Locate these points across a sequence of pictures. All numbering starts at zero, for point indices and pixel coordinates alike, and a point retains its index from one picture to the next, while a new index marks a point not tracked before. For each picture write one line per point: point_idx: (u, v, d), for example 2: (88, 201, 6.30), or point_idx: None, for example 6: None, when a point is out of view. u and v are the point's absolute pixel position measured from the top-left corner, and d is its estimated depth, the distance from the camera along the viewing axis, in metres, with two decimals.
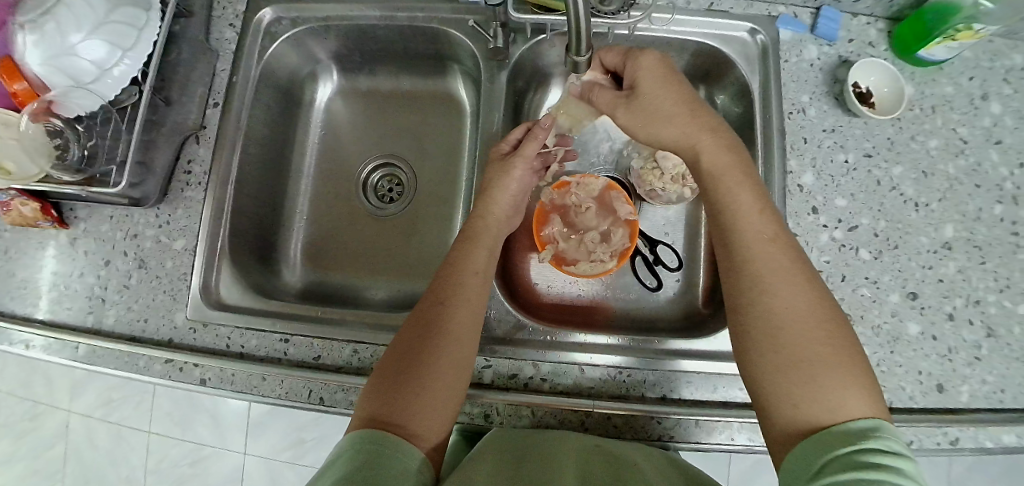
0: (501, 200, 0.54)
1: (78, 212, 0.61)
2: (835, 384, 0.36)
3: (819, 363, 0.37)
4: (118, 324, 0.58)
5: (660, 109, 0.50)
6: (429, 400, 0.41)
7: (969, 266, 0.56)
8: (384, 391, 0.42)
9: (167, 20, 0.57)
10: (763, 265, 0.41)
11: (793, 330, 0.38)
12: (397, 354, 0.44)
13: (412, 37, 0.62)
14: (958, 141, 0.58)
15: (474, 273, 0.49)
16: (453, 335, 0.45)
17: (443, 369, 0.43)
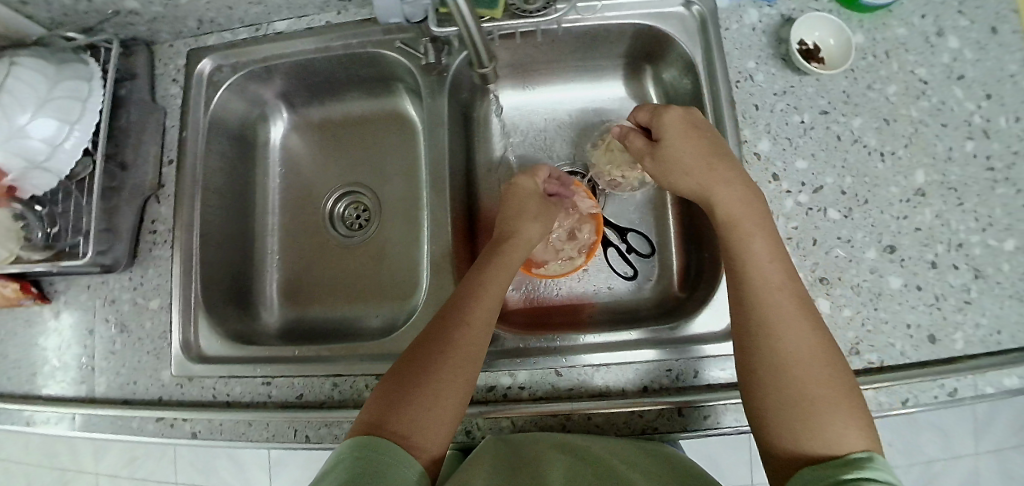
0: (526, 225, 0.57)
1: (58, 285, 0.62)
2: (836, 422, 0.38)
3: (822, 402, 0.39)
4: (110, 390, 0.60)
5: (682, 161, 0.52)
6: (436, 420, 0.42)
7: (946, 210, 0.54)
8: (390, 403, 0.42)
9: (109, 87, 0.58)
10: (773, 307, 0.43)
11: (799, 372, 0.40)
12: (405, 371, 0.45)
13: (350, 63, 0.62)
14: (918, 82, 0.56)
15: (489, 294, 0.49)
16: (465, 355, 0.45)
17: (451, 394, 0.43)
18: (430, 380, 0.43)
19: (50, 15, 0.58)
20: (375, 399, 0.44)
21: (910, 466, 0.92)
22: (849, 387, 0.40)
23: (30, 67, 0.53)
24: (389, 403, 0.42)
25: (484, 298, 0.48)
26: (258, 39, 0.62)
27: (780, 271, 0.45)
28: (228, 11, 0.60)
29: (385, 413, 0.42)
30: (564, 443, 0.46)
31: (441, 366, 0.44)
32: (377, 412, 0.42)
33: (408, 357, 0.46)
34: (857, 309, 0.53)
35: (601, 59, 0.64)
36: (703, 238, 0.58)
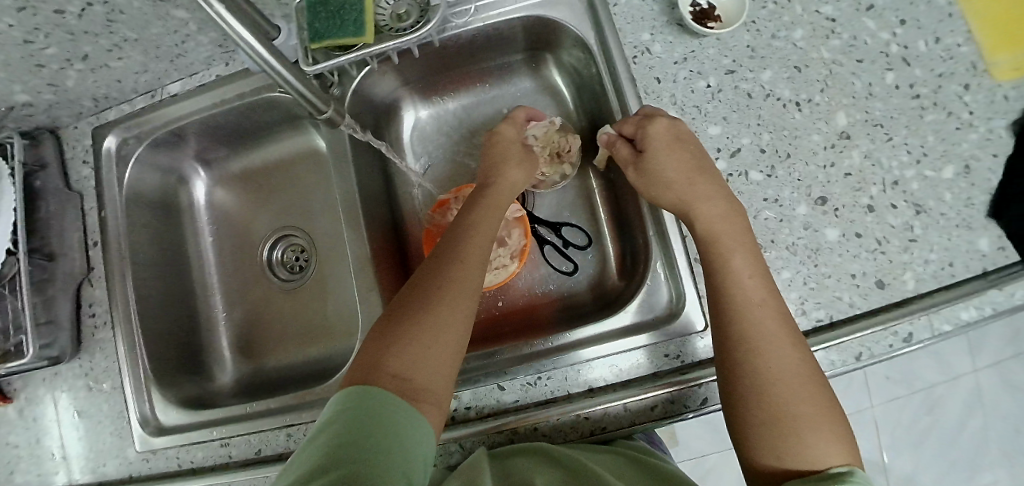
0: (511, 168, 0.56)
1: (15, 383, 0.63)
2: (818, 438, 0.37)
3: (805, 420, 0.38)
4: (82, 475, 0.60)
5: (665, 177, 0.49)
6: (436, 364, 0.41)
7: (875, 148, 0.52)
8: (388, 347, 0.41)
9: (19, 182, 0.58)
10: (758, 324, 0.41)
11: (786, 390, 0.39)
12: (398, 316, 0.43)
13: (251, 112, 0.61)
14: (825, 21, 0.54)
15: (480, 237, 0.49)
16: (461, 297, 0.44)
17: (448, 339, 0.42)
18: (428, 323, 0.42)
19: None
20: (369, 345, 0.42)
21: (912, 396, 0.90)
22: (830, 402, 0.39)
23: None
24: (387, 346, 0.41)
25: (475, 241, 0.48)
26: (156, 105, 0.62)
27: (763, 286, 0.43)
28: (118, 83, 0.59)
29: (383, 357, 0.40)
30: (519, 454, 0.45)
31: (437, 309, 0.43)
32: (374, 355, 0.41)
33: (400, 302, 0.44)
34: (797, 269, 0.50)
35: (502, 58, 0.62)
36: (633, 222, 0.57)
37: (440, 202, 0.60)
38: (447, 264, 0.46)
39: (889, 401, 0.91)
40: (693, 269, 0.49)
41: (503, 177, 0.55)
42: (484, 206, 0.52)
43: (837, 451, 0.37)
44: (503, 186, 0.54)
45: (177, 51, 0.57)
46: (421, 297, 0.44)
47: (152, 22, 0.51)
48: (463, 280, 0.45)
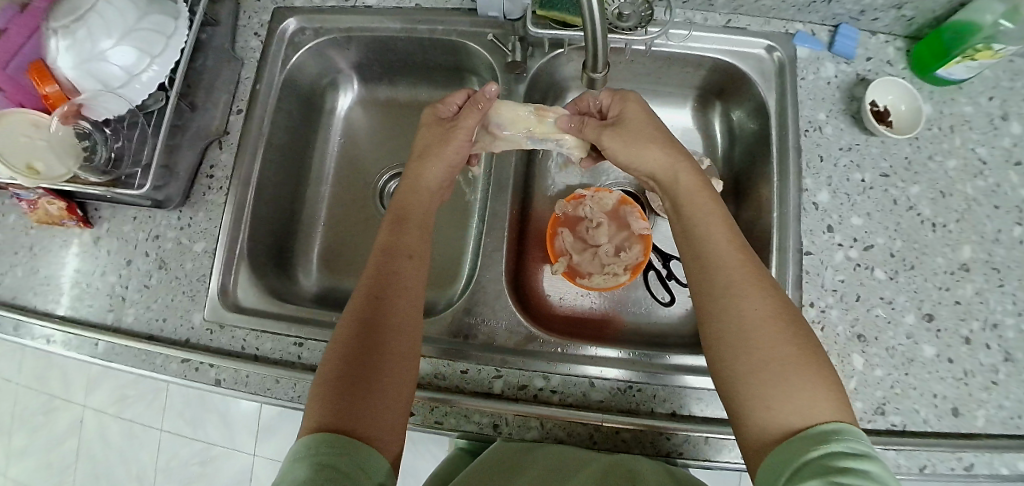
0: (433, 170, 0.56)
1: (102, 211, 0.62)
2: (800, 384, 0.35)
3: (782, 367, 0.36)
4: (138, 323, 0.59)
5: (644, 133, 0.50)
6: (387, 398, 0.41)
7: (986, 288, 0.56)
8: (333, 400, 0.39)
9: (194, 28, 0.59)
10: (721, 274, 0.41)
11: (757, 336, 0.37)
12: (337, 364, 0.42)
13: (431, 49, 0.64)
14: (977, 161, 0.58)
15: (411, 256, 0.50)
16: (397, 327, 0.45)
17: (393, 372, 0.43)
18: (373, 363, 0.42)
19: None
20: (314, 404, 0.40)
21: None
22: (806, 346, 0.37)
23: None
24: (330, 400, 0.39)
25: (402, 263, 0.49)
26: (345, 9, 0.63)
27: (726, 239, 0.43)
28: None
29: (330, 413, 0.38)
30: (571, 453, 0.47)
31: (368, 345, 0.43)
32: (321, 415, 0.38)
33: (337, 352, 0.43)
34: (888, 370, 0.53)
35: (672, 86, 0.66)
36: None
37: (575, 195, 0.64)
38: (375, 300, 0.46)
39: None
40: None
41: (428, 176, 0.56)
42: (413, 217, 0.53)
43: (827, 401, 0.35)
44: (427, 184, 0.56)
45: None
46: (352, 339, 0.43)
47: None
48: (397, 307, 0.46)
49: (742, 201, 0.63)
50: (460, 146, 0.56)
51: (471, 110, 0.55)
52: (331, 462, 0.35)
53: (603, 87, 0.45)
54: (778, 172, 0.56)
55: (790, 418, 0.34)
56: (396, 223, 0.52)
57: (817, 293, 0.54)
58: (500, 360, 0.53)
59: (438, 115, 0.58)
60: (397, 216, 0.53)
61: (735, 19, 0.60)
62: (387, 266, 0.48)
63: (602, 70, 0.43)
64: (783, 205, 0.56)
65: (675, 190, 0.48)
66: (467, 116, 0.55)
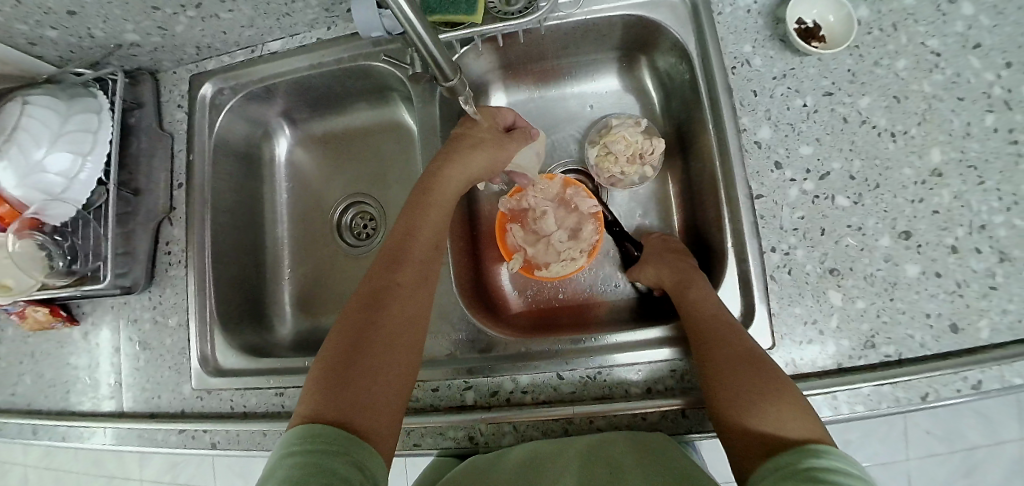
0: (453, 158, 0.54)
1: (84, 307, 0.66)
2: (777, 401, 0.39)
3: (761, 389, 0.40)
4: (137, 404, 0.63)
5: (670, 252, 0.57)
6: (384, 394, 0.40)
7: (966, 190, 0.51)
8: (329, 390, 0.38)
9: (116, 116, 0.61)
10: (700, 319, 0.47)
11: (728, 369, 0.42)
12: (338, 350, 0.41)
13: (346, 78, 0.64)
14: (930, 55, 0.53)
15: (427, 249, 0.49)
16: (403, 317, 0.44)
17: (395, 369, 0.42)
18: (376, 353, 0.41)
19: (57, 52, 0.60)
20: (308, 393, 0.39)
21: (951, 454, 0.92)
22: (779, 379, 0.41)
23: (42, 104, 0.55)
24: (326, 390, 0.38)
25: (416, 245, 0.49)
26: (255, 60, 0.64)
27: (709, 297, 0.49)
28: (223, 35, 0.61)
29: (325, 404, 0.37)
30: (543, 446, 0.47)
31: (375, 338, 0.42)
32: (313, 405, 0.38)
33: (335, 338, 0.43)
34: (871, 300, 0.50)
35: (594, 54, 0.64)
36: (708, 235, 0.58)
37: (517, 189, 0.63)
38: (387, 290, 0.45)
39: (927, 456, 0.92)
40: (767, 286, 0.51)
41: (455, 166, 0.53)
42: (439, 207, 0.52)
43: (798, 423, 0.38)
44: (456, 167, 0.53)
45: (285, 10, 0.58)
46: (355, 327, 0.43)
47: None
48: (404, 302, 0.45)
49: (691, 155, 0.60)
50: (505, 151, 0.57)
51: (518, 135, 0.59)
52: (327, 462, 0.33)
53: (463, 86, 0.50)
54: (711, 119, 0.54)
55: (760, 430, 0.38)
56: (417, 202, 0.52)
57: (777, 236, 0.51)
58: (466, 371, 0.53)
59: (493, 114, 0.59)
60: (416, 200, 0.52)
61: None
62: (397, 256, 0.48)
63: (454, 75, 0.48)
64: (724, 152, 0.53)
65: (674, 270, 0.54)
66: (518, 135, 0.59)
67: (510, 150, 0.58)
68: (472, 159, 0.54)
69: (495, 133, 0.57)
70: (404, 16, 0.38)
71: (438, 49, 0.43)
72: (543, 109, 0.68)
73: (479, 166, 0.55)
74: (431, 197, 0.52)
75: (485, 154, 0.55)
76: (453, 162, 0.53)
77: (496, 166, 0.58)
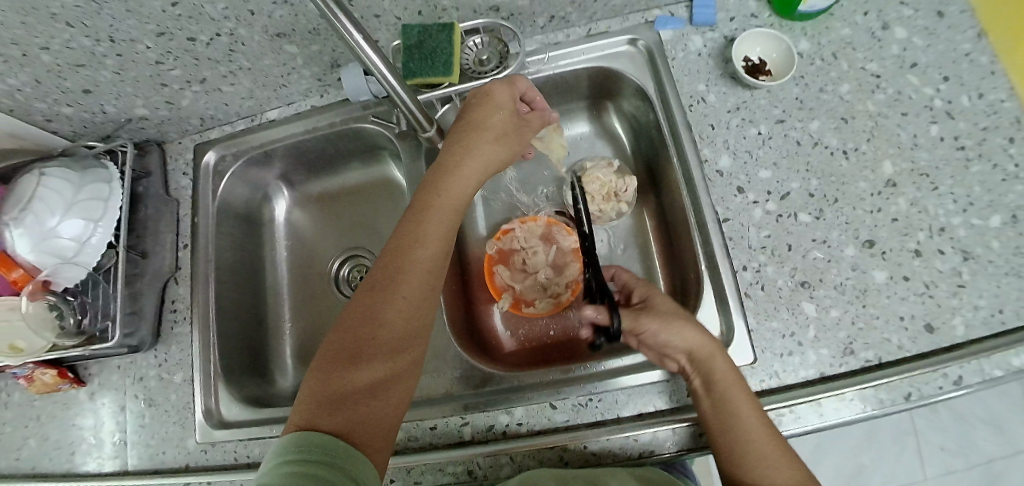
0: (460, 159, 0.52)
1: (91, 368, 0.67)
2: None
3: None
4: (142, 460, 0.63)
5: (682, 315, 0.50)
6: (380, 408, 0.42)
7: (922, 196, 0.54)
8: (324, 403, 0.40)
9: (126, 184, 0.65)
10: (728, 399, 0.45)
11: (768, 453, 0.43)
12: (336, 361, 0.43)
13: (338, 140, 0.69)
14: (870, 77, 0.58)
15: (432, 260, 0.48)
16: (399, 332, 0.44)
17: (393, 385, 0.43)
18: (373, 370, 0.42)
19: (71, 128, 0.65)
20: (304, 400, 0.41)
21: (968, 468, 0.90)
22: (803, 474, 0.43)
23: (57, 176, 0.59)
24: (321, 401, 0.40)
25: (420, 255, 0.47)
26: (254, 128, 0.70)
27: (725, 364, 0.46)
28: (225, 106, 0.67)
29: (321, 415, 0.39)
30: (537, 473, 0.46)
31: (374, 352, 0.43)
32: (308, 413, 0.40)
33: (334, 344, 0.44)
34: (844, 308, 0.52)
35: (566, 103, 0.70)
36: (682, 259, 0.61)
37: (505, 231, 0.66)
38: (387, 300, 0.45)
39: (943, 471, 0.90)
40: (743, 303, 0.53)
41: (460, 173, 0.51)
42: (445, 216, 0.50)
43: None
44: (461, 172, 0.51)
45: (282, 82, 0.64)
46: (354, 339, 0.43)
47: (267, 53, 0.58)
48: (404, 315, 0.45)
49: (662, 185, 0.64)
50: (509, 147, 0.55)
51: (535, 115, 0.58)
52: (322, 473, 0.35)
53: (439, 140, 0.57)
54: (676, 152, 0.59)
55: None
56: (420, 209, 0.50)
57: (747, 255, 0.54)
58: (463, 407, 0.55)
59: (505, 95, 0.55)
60: (421, 206, 0.50)
61: (595, 26, 0.63)
62: (399, 266, 0.46)
63: (433, 128, 0.55)
64: (690, 178, 0.58)
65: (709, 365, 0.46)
66: (535, 117, 0.58)
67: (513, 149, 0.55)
68: (476, 166, 0.52)
69: (502, 126, 0.54)
70: (382, 78, 0.43)
71: (417, 108, 0.50)
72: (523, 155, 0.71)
73: (481, 171, 0.53)
74: (435, 205, 0.49)
75: (490, 155, 0.53)
76: (458, 170, 0.51)
77: (502, 165, 0.55)
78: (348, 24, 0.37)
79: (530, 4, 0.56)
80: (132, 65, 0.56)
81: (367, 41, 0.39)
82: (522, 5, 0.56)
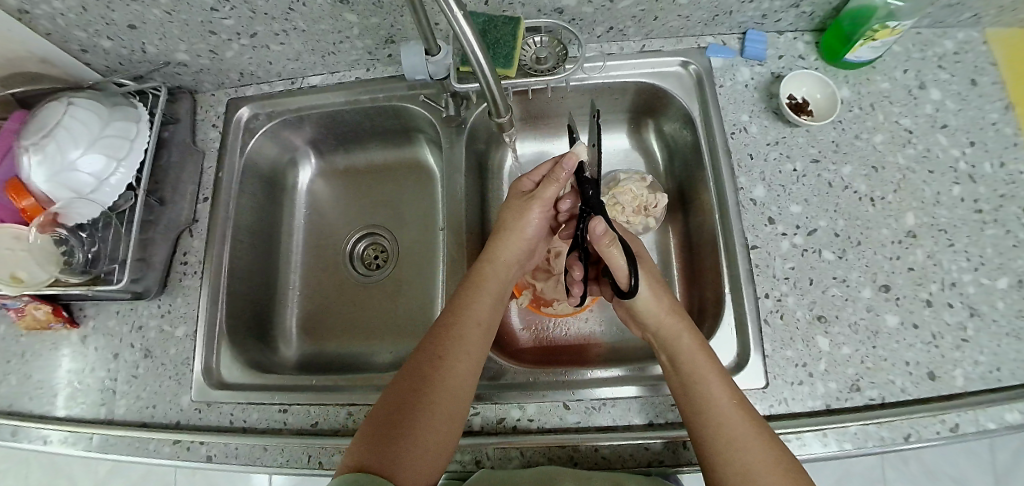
0: (506, 240, 0.57)
1: (87, 310, 0.65)
2: (764, 473, 0.41)
3: (755, 463, 0.42)
4: (130, 413, 0.61)
5: (659, 283, 0.53)
6: (423, 455, 0.44)
7: (938, 250, 0.57)
8: (374, 445, 0.43)
9: (154, 128, 0.64)
10: (686, 370, 0.47)
11: (728, 428, 0.43)
12: (386, 410, 0.46)
13: (377, 116, 0.69)
14: (903, 132, 0.61)
15: (474, 323, 0.52)
16: (448, 389, 0.47)
17: (437, 435, 0.45)
18: (418, 422, 0.45)
19: (106, 62, 0.63)
20: (355, 445, 0.44)
21: None
22: (787, 461, 0.42)
23: (85, 107, 0.57)
24: (371, 445, 0.43)
25: (467, 324, 0.51)
26: (293, 91, 0.69)
27: (692, 341, 0.49)
28: (268, 65, 0.66)
29: (369, 458, 0.42)
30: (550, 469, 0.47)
31: (422, 407, 0.46)
32: (359, 455, 0.43)
33: (386, 396, 0.47)
34: (856, 347, 0.54)
35: (607, 113, 0.71)
36: (703, 280, 0.63)
37: None
38: (433, 359, 0.49)
39: None
40: (762, 329, 0.55)
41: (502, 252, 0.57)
42: (486, 286, 0.55)
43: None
44: (504, 256, 0.57)
45: (332, 49, 0.63)
46: (403, 392, 0.47)
47: (325, 18, 0.57)
48: (450, 373, 0.48)
49: (691, 205, 0.66)
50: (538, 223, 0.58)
51: (552, 181, 0.56)
52: None
53: (512, 127, 0.54)
54: (713, 176, 0.60)
55: None
56: (467, 285, 0.55)
57: (771, 283, 0.56)
58: (475, 397, 0.55)
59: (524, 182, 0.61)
60: (470, 282, 0.55)
61: (650, 43, 0.65)
62: (445, 331, 0.51)
63: (508, 114, 0.51)
64: (722, 203, 0.59)
65: (675, 341, 0.49)
66: (549, 186, 0.56)
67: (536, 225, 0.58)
68: (506, 245, 0.57)
69: (523, 204, 0.58)
70: (471, 55, 0.40)
71: (498, 90, 0.46)
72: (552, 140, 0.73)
73: (517, 248, 0.58)
74: (482, 281, 0.55)
75: (522, 233, 0.58)
76: (500, 250, 0.57)
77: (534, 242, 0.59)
78: (458, 11, 0.35)
79: (594, 11, 0.58)
80: (186, 8, 0.55)
81: (472, 29, 0.37)
82: (586, 11, 0.58)
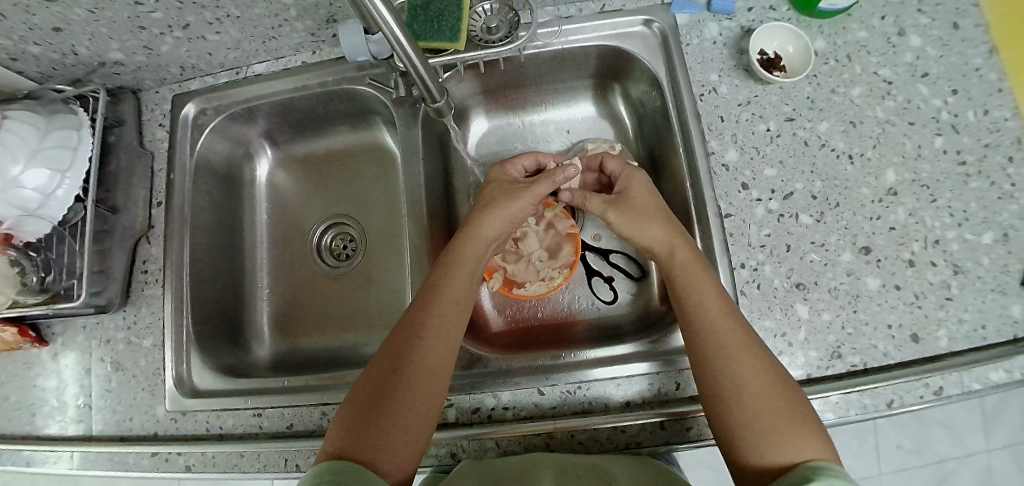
0: (488, 223, 0.56)
1: (54, 327, 0.64)
2: (766, 410, 0.40)
3: (758, 402, 0.40)
4: (107, 427, 0.60)
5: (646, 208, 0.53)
6: (404, 438, 0.43)
7: (920, 208, 0.54)
8: (354, 430, 0.43)
9: (98, 135, 0.60)
10: (693, 302, 0.46)
11: (751, 395, 0.40)
12: (366, 389, 0.45)
13: (330, 101, 0.66)
14: (882, 83, 0.57)
15: (452, 304, 0.50)
16: (426, 371, 0.46)
17: (416, 416, 0.44)
18: (397, 405, 0.44)
19: (38, 69, 0.60)
20: (336, 428, 0.44)
21: (921, 468, 0.91)
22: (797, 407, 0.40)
23: (21, 120, 0.55)
24: (351, 428, 0.43)
25: (444, 302, 0.50)
26: (238, 82, 0.66)
27: (706, 279, 0.46)
28: (208, 56, 0.63)
29: (349, 445, 0.42)
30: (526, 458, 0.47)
31: (401, 387, 0.45)
32: (339, 441, 0.42)
33: (367, 379, 0.47)
34: (836, 312, 0.52)
35: (571, 80, 0.68)
36: None
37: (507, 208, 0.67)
38: (412, 339, 0.47)
39: (898, 470, 0.91)
40: (738, 301, 0.53)
41: (482, 232, 0.55)
42: (462, 265, 0.53)
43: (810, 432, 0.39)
44: (483, 235, 0.55)
45: (272, 34, 0.60)
46: (381, 375, 0.46)
47: (257, 2, 0.54)
48: (428, 353, 0.47)
49: (663, 174, 0.63)
50: (523, 206, 0.57)
51: (546, 178, 0.58)
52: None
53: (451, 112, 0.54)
54: (683, 142, 0.57)
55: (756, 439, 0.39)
56: (445, 266, 0.53)
57: (747, 253, 0.54)
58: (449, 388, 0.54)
59: (507, 171, 0.61)
60: (448, 260, 0.53)
61: (610, 2, 0.61)
62: (423, 312, 0.49)
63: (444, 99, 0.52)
64: (693, 172, 0.57)
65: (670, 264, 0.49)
66: (543, 182, 0.57)
67: (517, 212, 0.57)
68: (488, 226, 0.55)
69: (507, 187, 0.58)
70: (400, 46, 0.39)
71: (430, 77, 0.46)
72: (516, 114, 0.71)
73: (501, 228, 0.56)
74: (460, 259, 0.53)
75: (506, 214, 0.56)
76: (477, 231, 0.55)
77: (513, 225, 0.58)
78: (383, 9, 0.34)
79: None
80: (109, 5, 0.51)
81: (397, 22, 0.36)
82: None
